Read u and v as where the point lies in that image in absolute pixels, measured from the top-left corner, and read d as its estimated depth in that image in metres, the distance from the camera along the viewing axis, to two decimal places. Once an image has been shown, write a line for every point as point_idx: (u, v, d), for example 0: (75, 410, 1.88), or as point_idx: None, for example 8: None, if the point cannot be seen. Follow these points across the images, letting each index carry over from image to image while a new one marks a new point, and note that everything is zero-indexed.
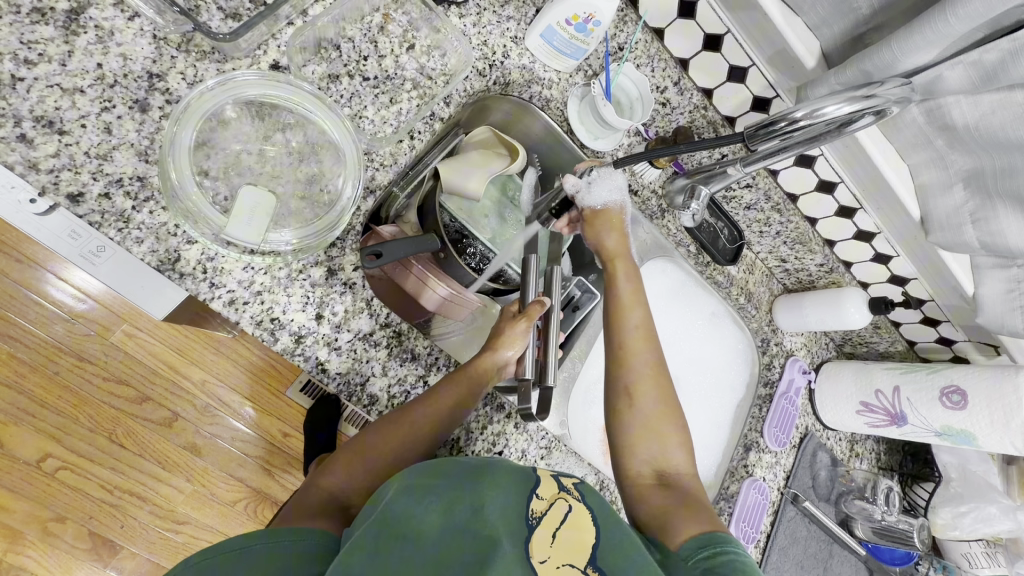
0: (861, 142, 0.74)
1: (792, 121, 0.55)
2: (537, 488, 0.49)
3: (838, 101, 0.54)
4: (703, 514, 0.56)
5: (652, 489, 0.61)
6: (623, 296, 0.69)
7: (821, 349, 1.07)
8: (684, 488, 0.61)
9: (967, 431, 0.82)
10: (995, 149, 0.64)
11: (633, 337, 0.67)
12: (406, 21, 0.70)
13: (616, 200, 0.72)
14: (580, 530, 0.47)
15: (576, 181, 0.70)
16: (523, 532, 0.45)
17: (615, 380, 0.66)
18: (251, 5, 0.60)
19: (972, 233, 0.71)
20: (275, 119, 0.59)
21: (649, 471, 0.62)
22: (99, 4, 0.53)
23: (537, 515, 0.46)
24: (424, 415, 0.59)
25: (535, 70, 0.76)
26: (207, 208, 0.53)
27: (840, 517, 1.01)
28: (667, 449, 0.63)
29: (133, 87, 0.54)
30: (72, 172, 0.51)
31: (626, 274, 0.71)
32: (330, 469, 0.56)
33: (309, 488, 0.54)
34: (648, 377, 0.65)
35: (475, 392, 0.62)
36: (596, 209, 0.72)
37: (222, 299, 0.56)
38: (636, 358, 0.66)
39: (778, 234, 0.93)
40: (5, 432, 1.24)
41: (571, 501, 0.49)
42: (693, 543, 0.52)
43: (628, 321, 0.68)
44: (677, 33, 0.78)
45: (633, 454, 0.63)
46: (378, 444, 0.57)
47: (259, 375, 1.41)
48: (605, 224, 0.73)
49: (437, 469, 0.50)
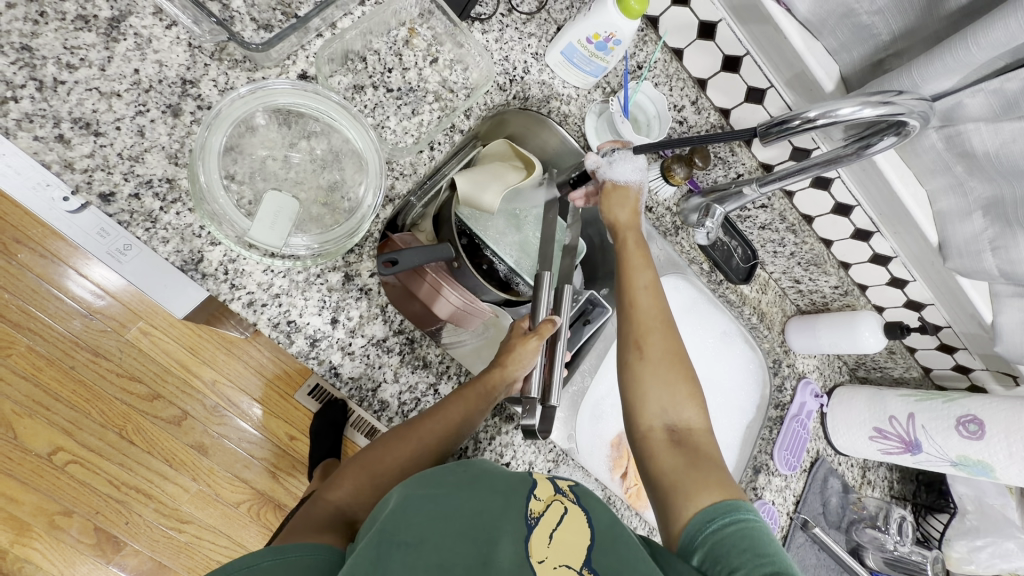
0: (879, 166, 0.74)
1: (807, 120, 0.54)
2: (535, 490, 0.50)
3: (856, 103, 0.53)
4: (715, 477, 0.55)
5: (663, 446, 0.59)
6: (633, 256, 0.68)
7: (834, 373, 1.06)
8: (696, 445, 0.59)
9: (985, 462, 0.80)
10: (1015, 177, 0.64)
11: (643, 295, 0.65)
12: (430, 36, 0.72)
13: (637, 179, 0.71)
14: (577, 533, 0.47)
15: (598, 157, 0.70)
16: (522, 530, 0.46)
17: (625, 337, 0.64)
18: (282, 17, 0.62)
19: (992, 260, 0.70)
20: (301, 126, 0.60)
21: (660, 425, 0.60)
22: (140, 13, 0.55)
23: (535, 516, 0.47)
24: (431, 432, 0.59)
25: (555, 85, 0.78)
26: (233, 210, 0.54)
27: (851, 545, 0.98)
28: (679, 406, 0.61)
29: (167, 92, 0.56)
30: (105, 172, 0.53)
31: (636, 239, 0.69)
32: (337, 484, 0.56)
33: (317, 501, 0.54)
34: (658, 334, 0.63)
35: (482, 407, 0.63)
36: (618, 183, 0.70)
37: (242, 300, 0.57)
38: (646, 314, 0.64)
39: (793, 254, 0.92)
40: (20, 424, 1.26)
41: (567, 504, 0.49)
42: (704, 516, 0.52)
43: (638, 279, 0.66)
44: (696, 53, 0.79)
45: (643, 409, 0.61)
46: (384, 460, 0.57)
47: (269, 376, 1.42)
48: (620, 200, 0.71)
49: (432, 478, 0.50)
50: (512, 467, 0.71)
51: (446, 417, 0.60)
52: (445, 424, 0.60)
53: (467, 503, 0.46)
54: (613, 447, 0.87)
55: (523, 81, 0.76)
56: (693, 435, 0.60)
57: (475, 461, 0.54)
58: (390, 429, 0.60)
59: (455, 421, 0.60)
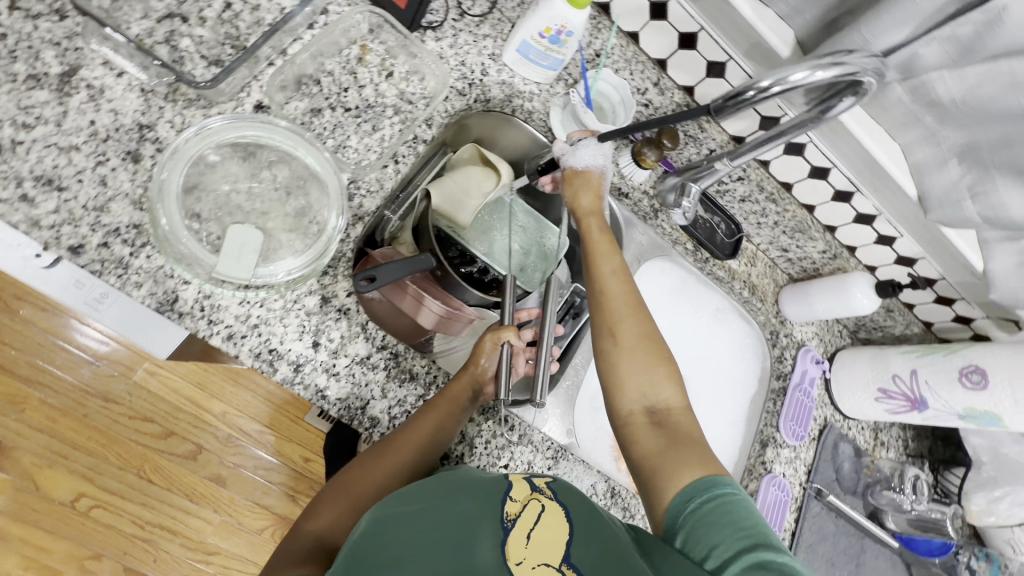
0: (845, 124, 0.73)
1: (761, 89, 0.53)
2: (511, 492, 0.53)
3: (808, 67, 0.52)
4: (696, 454, 0.55)
5: (643, 429, 0.59)
6: (598, 244, 0.68)
7: (835, 338, 1.03)
8: (677, 426, 0.59)
9: (992, 412, 0.79)
10: (988, 120, 0.62)
11: (611, 280, 0.65)
12: (383, 50, 0.72)
13: (599, 165, 0.72)
14: (554, 529, 0.50)
15: (565, 144, 0.72)
16: (498, 536, 0.49)
17: (599, 325, 0.64)
18: (231, 50, 0.62)
19: (972, 208, 0.69)
20: (260, 158, 0.61)
21: (640, 409, 0.60)
22: (89, 65, 0.56)
23: (512, 518, 0.50)
24: (405, 447, 0.60)
25: (515, 84, 0.78)
26: (198, 248, 0.55)
27: (869, 509, 0.97)
28: (656, 387, 0.61)
29: (125, 139, 0.56)
30: (72, 226, 0.54)
31: (600, 225, 0.70)
32: (316, 513, 0.57)
33: (297, 532, 0.55)
34: (631, 318, 0.63)
35: (454, 411, 0.64)
36: (579, 168, 0.72)
37: (221, 334, 0.58)
38: (616, 299, 0.64)
39: (776, 224, 0.91)
40: (42, 474, 1.29)
41: (544, 501, 0.52)
42: (684, 495, 0.52)
43: (605, 265, 0.67)
44: (651, 35, 0.78)
45: (622, 395, 0.61)
46: (362, 480, 0.59)
47: (277, 403, 1.44)
48: (584, 183, 0.72)
49: (414, 493, 0.54)
50: (510, 468, 0.71)
51: (421, 425, 0.61)
52: (419, 435, 0.61)
53: (446, 514, 0.50)
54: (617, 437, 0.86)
55: (482, 83, 0.77)
56: (673, 415, 0.60)
57: (464, 470, 0.59)
58: (368, 448, 0.61)
59: (430, 431, 0.61)
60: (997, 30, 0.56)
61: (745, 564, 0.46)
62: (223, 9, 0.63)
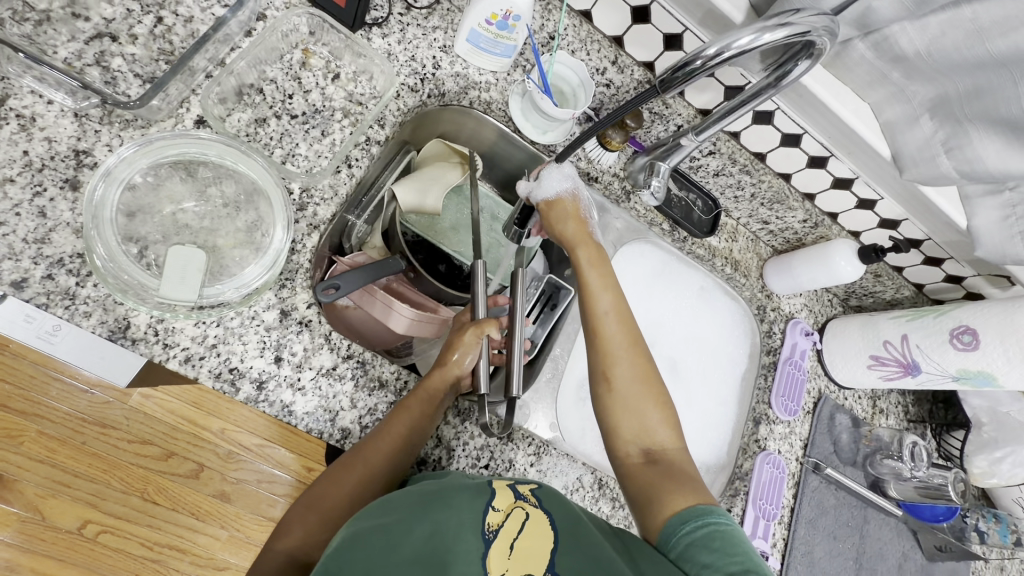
0: (811, 89, 0.70)
1: (708, 58, 0.50)
2: (494, 500, 0.55)
3: (755, 31, 0.49)
4: (692, 490, 0.55)
5: (638, 469, 0.59)
6: (591, 280, 0.66)
7: (825, 307, 1.01)
8: (671, 463, 0.59)
9: (986, 372, 0.77)
10: (955, 71, 0.60)
11: (606, 320, 0.64)
12: (327, 52, 0.70)
13: (569, 189, 0.70)
14: (536, 537, 0.52)
15: (525, 183, 0.70)
16: (481, 547, 0.51)
17: (594, 366, 0.63)
18: (165, 65, 0.61)
19: (948, 163, 0.66)
20: (201, 175, 0.61)
21: (636, 450, 0.60)
22: (18, 94, 0.55)
23: (494, 529, 0.52)
24: (377, 452, 0.59)
25: (470, 75, 0.75)
26: (140, 274, 0.55)
27: (871, 480, 0.95)
28: (652, 427, 0.61)
29: (61, 167, 0.55)
30: (13, 261, 0.52)
31: (591, 258, 0.68)
32: (285, 531, 0.56)
33: (266, 553, 0.55)
34: (627, 359, 0.62)
35: (431, 412, 0.63)
36: (551, 200, 0.69)
37: (178, 357, 0.57)
38: (612, 341, 0.63)
39: (754, 196, 0.88)
40: (47, 504, 1.30)
41: (528, 509, 0.55)
42: (679, 517, 0.53)
43: (600, 305, 0.65)
44: (604, 12, 0.76)
45: (618, 435, 0.61)
46: (331, 496, 0.57)
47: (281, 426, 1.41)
48: (563, 215, 0.69)
49: (393, 502, 0.54)
50: (491, 469, 0.70)
51: (393, 432, 0.60)
52: (392, 441, 0.60)
53: (429, 529, 0.51)
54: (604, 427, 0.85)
55: (435, 77, 0.74)
56: (668, 454, 0.60)
57: (451, 474, 0.61)
58: (341, 456, 0.60)
59: (405, 430, 0.61)
60: None
61: None
62: (154, 24, 0.61)
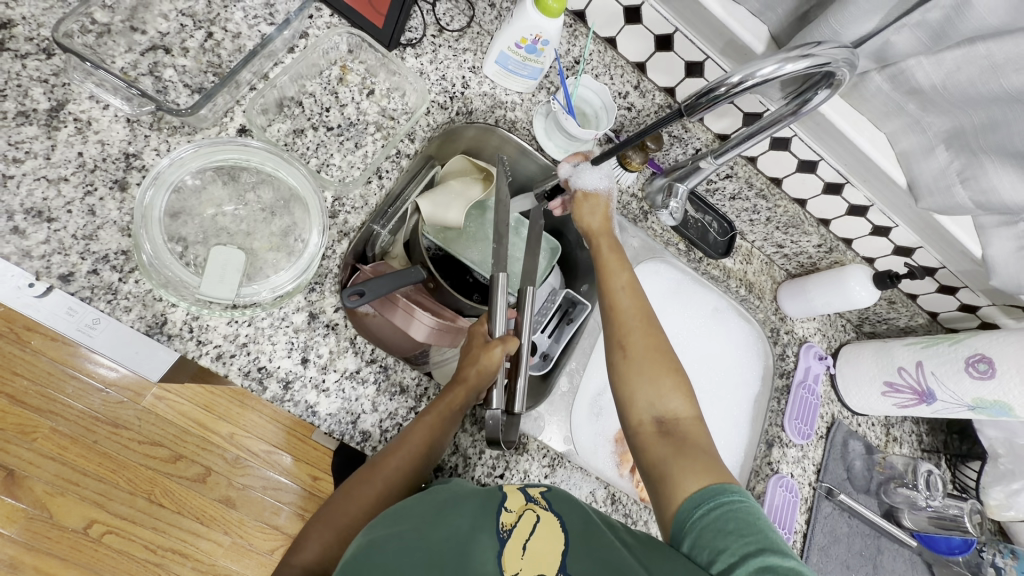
0: (829, 119, 0.72)
1: (732, 86, 0.52)
2: (506, 502, 0.56)
3: (778, 61, 0.51)
4: (703, 463, 0.55)
5: (652, 439, 0.59)
6: (608, 261, 0.71)
7: (838, 332, 1.02)
8: (685, 435, 0.59)
9: (1003, 402, 0.76)
10: (972, 106, 0.62)
11: (621, 296, 0.67)
12: (363, 69, 0.73)
13: (605, 187, 0.75)
14: (548, 535, 0.53)
15: (569, 167, 0.75)
16: (496, 544, 0.52)
17: (611, 337, 0.66)
18: (213, 78, 0.64)
19: (964, 193, 0.68)
20: (243, 180, 0.64)
21: (649, 419, 0.60)
22: (76, 99, 0.58)
23: (507, 528, 0.53)
24: (392, 468, 0.60)
25: (497, 95, 0.79)
26: (182, 272, 0.57)
27: (885, 509, 0.95)
28: (666, 397, 0.61)
29: (112, 168, 0.58)
30: (62, 255, 0.55)
31: (610, 245, 0.73)
32: (302, 545, 0.56)
33: (282, 566, 0.55)
34: (640, 332, 0.64)
35: (445, 425, 0.63)
36: (588, 191, 0.74)
37: (210, 354, 0.59)
38: (625, 314, 0.66)
39: (768, 219, 0.90)
40: (55, 502, 1.31)
41: (539, 511, 0.55)
42: (691, 502, 0.52)
43: (616, 281, 0.69)
44: (628, 38, 0.79)
45: (630, 403, 0.61)
46: (348, 506, 0.58)
47: (293, 429, 1.46)
48: (592, 207, 0.75)
49: (403, 512, 0.54)
50: (506, 479, 0.71)
51: (410, 447, 0.61)
52: (408, 459, 0.60)
53: (440, 533, 0.52)
54: (617, 443, 0.86)
55: (464, 96, 0.77)
56: (682, 425, 0.60)
57: (458, 481, 0.62)
58: (353, 475, 0.60)
59: (418, 448, 0.61)
60: (966, 15, 0.55)
61: (751, 568, 0.46)
62: (204, 39, 0.65)
